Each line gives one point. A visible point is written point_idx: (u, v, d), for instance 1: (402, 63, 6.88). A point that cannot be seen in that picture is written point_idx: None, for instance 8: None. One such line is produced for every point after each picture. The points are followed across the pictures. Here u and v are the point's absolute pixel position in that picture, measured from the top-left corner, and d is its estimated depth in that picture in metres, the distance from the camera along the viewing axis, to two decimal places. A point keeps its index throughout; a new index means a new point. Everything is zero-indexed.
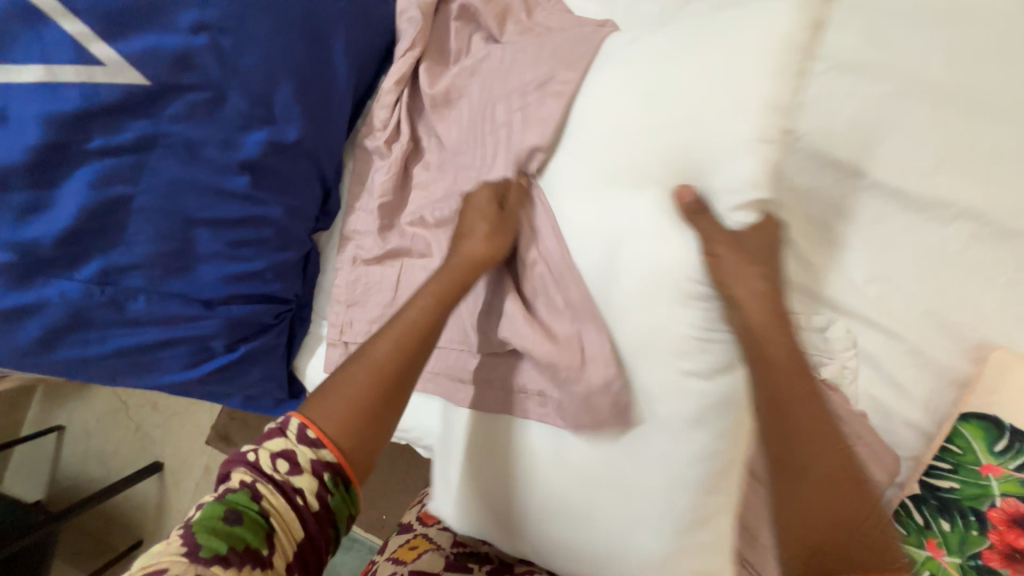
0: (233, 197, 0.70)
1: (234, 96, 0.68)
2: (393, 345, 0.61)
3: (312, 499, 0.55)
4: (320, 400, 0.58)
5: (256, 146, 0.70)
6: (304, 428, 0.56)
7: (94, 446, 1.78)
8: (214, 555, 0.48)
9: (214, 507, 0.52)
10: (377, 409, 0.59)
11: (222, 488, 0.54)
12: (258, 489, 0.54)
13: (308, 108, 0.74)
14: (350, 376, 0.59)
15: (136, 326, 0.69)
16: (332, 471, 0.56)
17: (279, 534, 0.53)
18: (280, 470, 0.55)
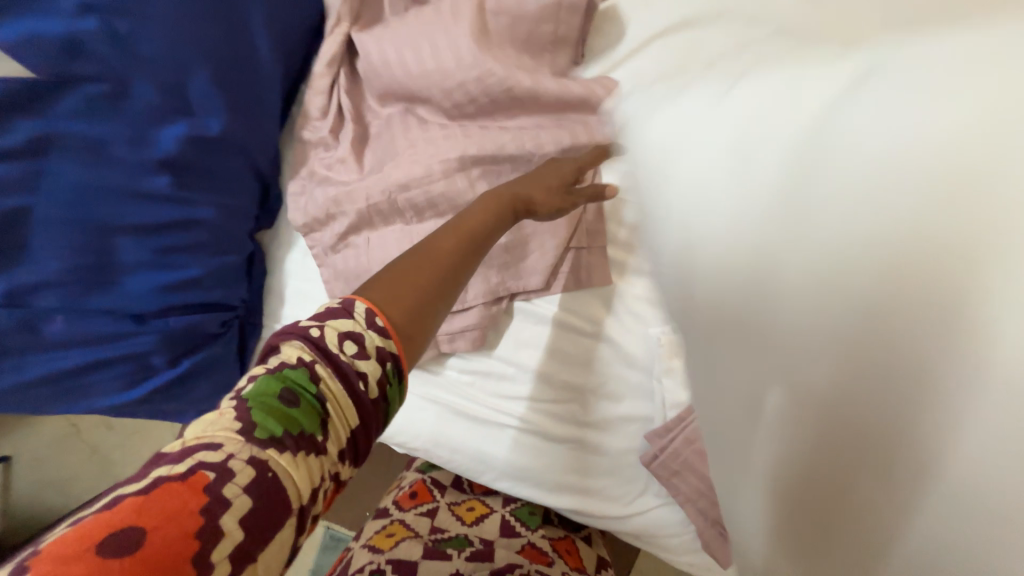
0: (155, 199, 0.64)
1: (140, 87, 0.61)
2: (454, 240, 0.57)
3: (372, 385, 0.44)
4: (383, 287, 0.49)
5: (173, 142, 0.64)
6: (371, 312, 0.46)
7: (47, 474, 1.67)
8: (269, 435, 0.39)
9: (268, 383, 0.41)
10: (442, 294, 0.53)
11: (273, 362, 0.43)
12: (317, 371, 0.42)
13: (231, 95, 0.67)
14: (411, 266, 0.52)
15: (58, 348, 0.63)
16: (393, 362, 0.46)
17: (335, 423, 0.42)
18: (348, 352, 0.44)
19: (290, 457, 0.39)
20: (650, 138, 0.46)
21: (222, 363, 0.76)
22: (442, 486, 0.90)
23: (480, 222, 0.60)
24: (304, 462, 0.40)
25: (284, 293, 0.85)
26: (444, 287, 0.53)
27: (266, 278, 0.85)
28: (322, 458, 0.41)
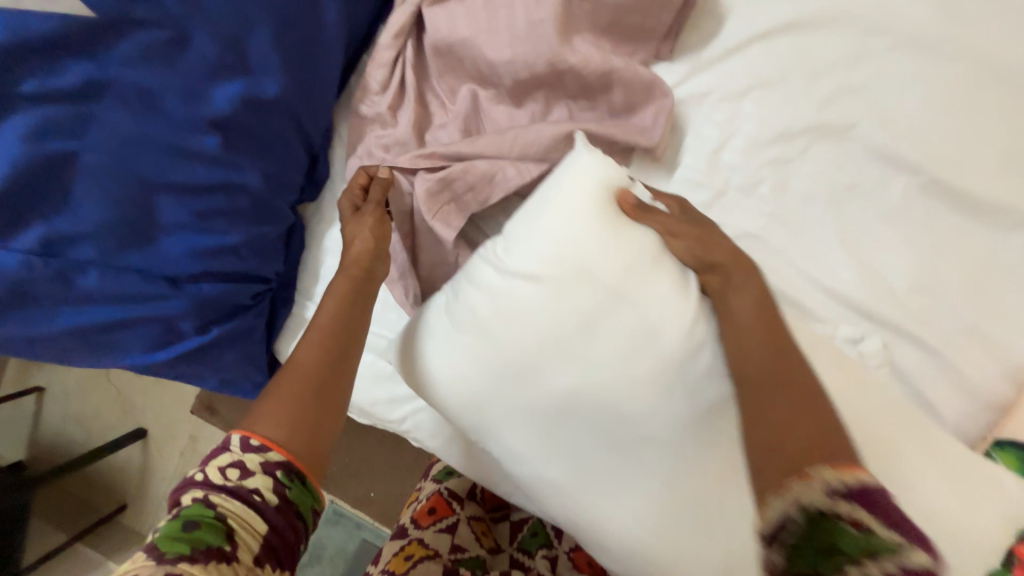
0: (201, 160, 0.61)
1: (199, 38, 0.57)
2: (316, 346, 0.59)
3: (269, 495, 0.49)
4: (262, 410, 0.54)
5: (227, 101, 0.60)
6: (246, 437, 0.51)
7: (74, 408, 1.72)
8: (177, 555, 0.44)
9: (168, 523, 0.46)
10: (314, 403, 0.55)
11: (171, 508, 0.48)
12: (210, 499, 0.48)
13: (290, 56, 0.63)
14: (280, 385, 0.56)
15: (89, 303, 0.61)
16: (286, 468, 0.51)
17: (240, 532, 0.47)
18: (234, 476, 0.49)
19: (202, 566, 0.43)
20: (539, 225, 0.60)
21: (249, 335, 0.76)
22: (460, 497, 0.91)
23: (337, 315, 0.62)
24: (217, 570, 0.44)
25: (319, 271, 0.81)
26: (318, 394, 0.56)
27: (303, 253, 0.82)
28: (236, 564, 0.45)
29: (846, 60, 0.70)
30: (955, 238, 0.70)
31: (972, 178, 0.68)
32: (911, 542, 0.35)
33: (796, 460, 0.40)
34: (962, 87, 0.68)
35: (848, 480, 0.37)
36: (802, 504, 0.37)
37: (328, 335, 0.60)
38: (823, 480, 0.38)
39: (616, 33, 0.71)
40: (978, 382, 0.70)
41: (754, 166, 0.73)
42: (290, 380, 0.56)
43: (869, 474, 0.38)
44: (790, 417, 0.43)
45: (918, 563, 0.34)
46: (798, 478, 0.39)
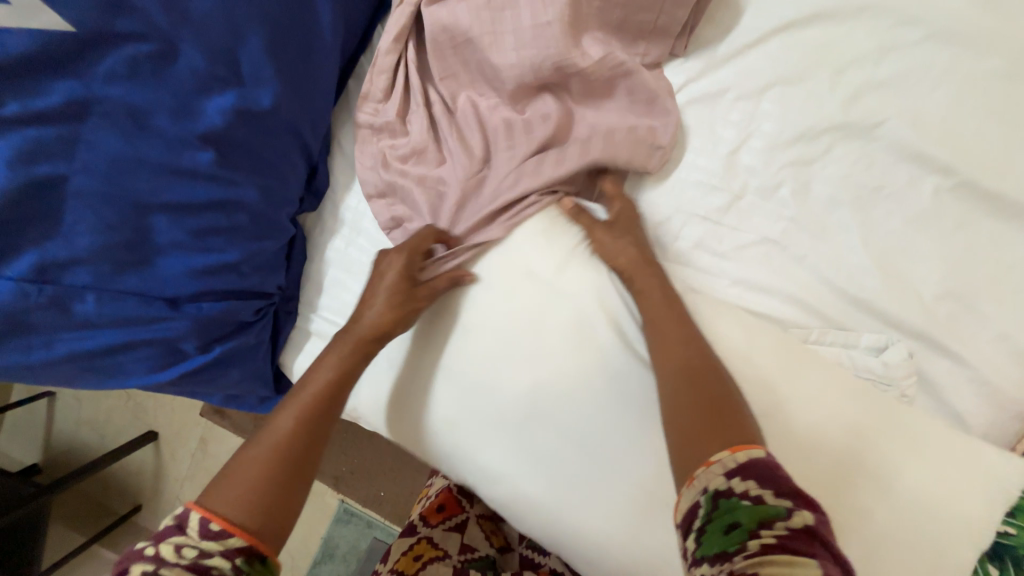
0: (196, 177, 0.58)
1: (188, 50, 0.54)
2: (299, 415, 0.59)
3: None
4: (219, 488, 0.53)
5: (220, 115, 0.57)
6: (206, 518, 0.50)
7: (86, 412, 1.74)
8: None
9: None
10: (286, 479, 0.55)
11: None
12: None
13: (284, 64, 0.60)
14: (253, 457, 0.55)
15: (88, 329, 0.59)
16: (242, 553, 0.49)
17: None
18: (190, 555, 0.48)
19: None
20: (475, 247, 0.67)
21: (253, 351, 0.74)
22: (469, 495, 0.91)
23: (326, 388, 0.60)
24: None
25: (324, 283, 0.80)
26: (287, 469, 0.55)
27: (305, 264, 0.80)
28: None
29: (874, 53, 0.66)
30: (988, 242, 0.66)
31: (1008, 179, 0.64)
32: (799, 505, 0.39)
33: (700, 443, 0.46)
34: (1000, 81, 0.64)
35: (740, 459, 0.43)
36: (705, 485, 0.43)
37: (311, 408, 0.59)
38: (721, 465, 0.43)
39: (628, 30, 0.67)
40: (1010, 392, 0.67)
41: (774, 169, 0.70)
42: (260, 452, 0.56)
43: (760, 450, 0.43)
44: (714, 412, 0.48)
45: (794, 525, 0.38)
46: (700, 467, 0.44)
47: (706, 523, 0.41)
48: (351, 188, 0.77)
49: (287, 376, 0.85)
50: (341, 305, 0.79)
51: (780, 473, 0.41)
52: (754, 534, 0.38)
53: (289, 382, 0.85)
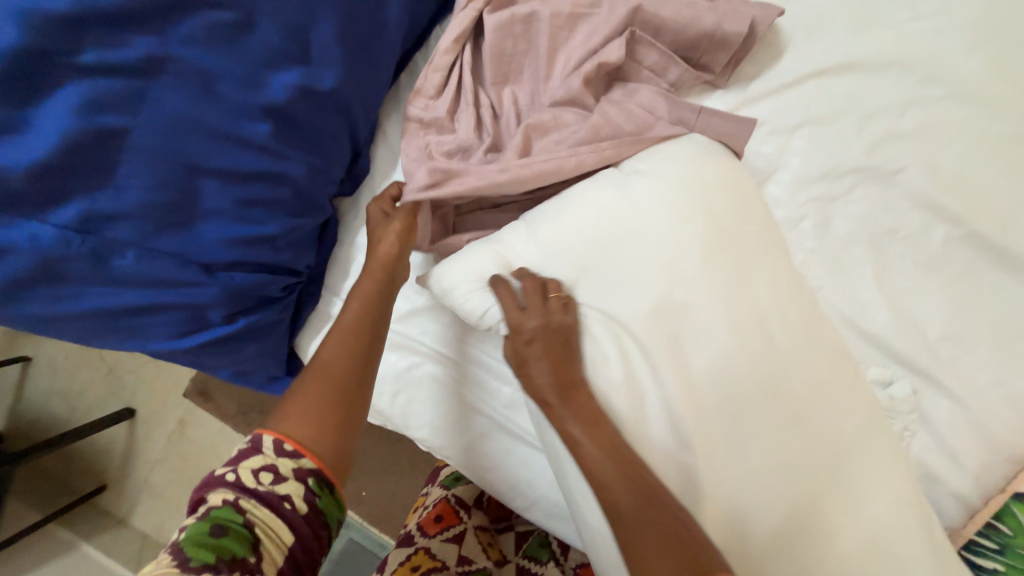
0: (251, 147, 0.59)
1: (265, 24, 0.56)
2: (342, 347, 0.60)
3: (301, 503, 0.50)
4: (287, 412, 0.54)
5: (283, 90, 0.58)
6: (280, 441, 0.51)
7: (60, 383, 1.66)
8: (204, 565, 0.43)
9: (201, 524, 0.45)
10: (343, 402, 0.56)
11: (201, 509, 0.47)
12: (243, 504, 0.48)
13: (350, 50, 0.62)
14: (306, 385, 0.57)
15: (120, 285, 0.59)
16: (316, 476, 0.51)
17: (267, 543, 0.47)
18: (265, 481, 0.49)
19: None
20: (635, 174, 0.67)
21: (274, 328, 0.74)
22: (467, 506, 0.91)
23: (361, 317, 0.63)
24: None
25: (349, 268, 0.80)
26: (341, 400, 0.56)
27: (333, 248, 0.80)
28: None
29: (897, 106, 0.71)
30: (990, 291, 0.71)
31: (1013, 235, 0.69)
32: None
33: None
34: (1010, 144, 0.69)
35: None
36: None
37: (350, 337, 0.61)
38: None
39: (673, 60, 0.72)
40: (1001, 435, 0.71)
41: (798, 202, 0.73)
42: (315, 386, 0.56)
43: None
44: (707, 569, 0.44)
45: None
46: None
47: None
48: (391, 177, 0.79)
49: (299, 358, 0.84)
50: None
51: None
52: None
53: (299, 364, 0.85)
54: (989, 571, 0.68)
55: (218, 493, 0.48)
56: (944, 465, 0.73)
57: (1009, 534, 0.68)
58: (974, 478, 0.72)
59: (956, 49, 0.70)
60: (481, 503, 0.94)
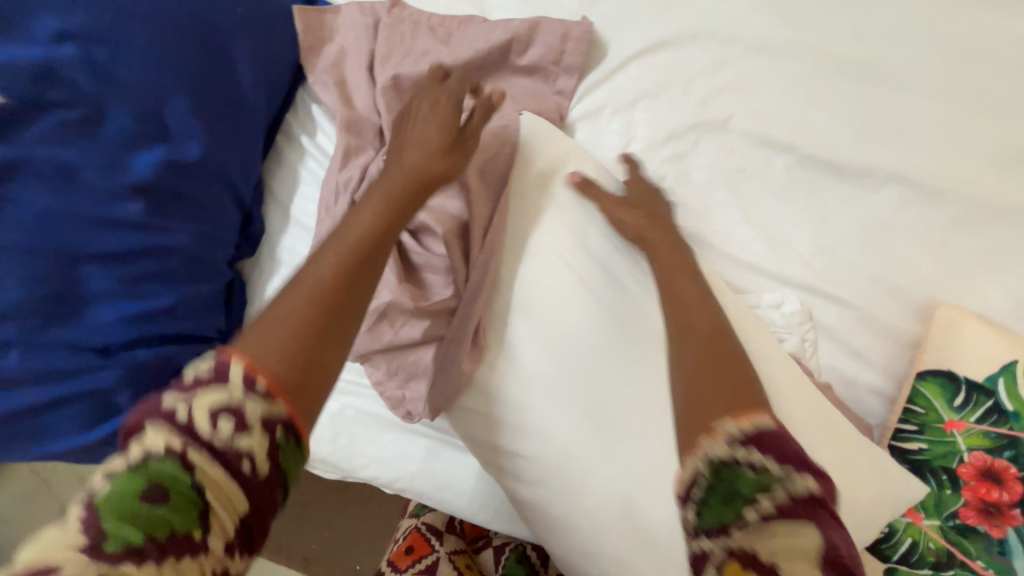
0: (126, 226, 0.62)
1: (115, 112, 0.61)
2: (302, 305, 0.47)
3: (252, 463, 0.39)
4: (253, 333, 0.45)
5: (147, 167, 0.63)
6: (251, 375, 0.42)
7: None
8: (125, 547, 0.35)
9: (128, 481, 0.37)
10: (320, 319, 0.47)
11: (133, 448, 0.39)
12: (190, 460, 0.38)
13: (209, 121, 0.68)
14: (285, 304, 0.47)
15: (14, 387, 0.59)
16: (284, 427, 0.42)
17: (216, 511, 0.38)
18: (219, 427, 0.39)
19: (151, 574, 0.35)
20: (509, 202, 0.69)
21: None
22: (439, 533, 0.89)
23: (306, 314, 0.47)
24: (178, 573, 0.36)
25: None
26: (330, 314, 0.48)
27: (246, 310, 0.82)
28: (202, 559, 0.37)
29: (711, 67, 0.81)
30: (838, 200, 0.80)
31: (839, 149, 0.79)
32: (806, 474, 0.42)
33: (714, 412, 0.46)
34: (811, 76, 0.80)
35: (745, 427, 0.44)
36: (708, 454, 0.44)
37: (307, 302, 0.48)
38: (725, 434, 0.44)
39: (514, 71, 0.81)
40: (891, 323, 0.77)
41: (656, 165, 0.81)
42: (294, 306, 0.47)
43: (766, 418, 0.45)
44: (726, 384, 0.49)
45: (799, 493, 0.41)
46: (706, 437, 0.45)
47: (705, 496, 0.43)
48: (286, 231, 0.82)
49: None
50: None
51: (788, 445, 0.44)
52: (751, 503, 0.41)
53: None
54: (916, 453, 0.70)
55: (154, 431, 0.39)
56: (853, 365, 0.78)
57: (922, 412, 0.71)
58: (882, 370, 0.78)
59: (743, 10, 0.82)
60: (453, 527, 0.92)
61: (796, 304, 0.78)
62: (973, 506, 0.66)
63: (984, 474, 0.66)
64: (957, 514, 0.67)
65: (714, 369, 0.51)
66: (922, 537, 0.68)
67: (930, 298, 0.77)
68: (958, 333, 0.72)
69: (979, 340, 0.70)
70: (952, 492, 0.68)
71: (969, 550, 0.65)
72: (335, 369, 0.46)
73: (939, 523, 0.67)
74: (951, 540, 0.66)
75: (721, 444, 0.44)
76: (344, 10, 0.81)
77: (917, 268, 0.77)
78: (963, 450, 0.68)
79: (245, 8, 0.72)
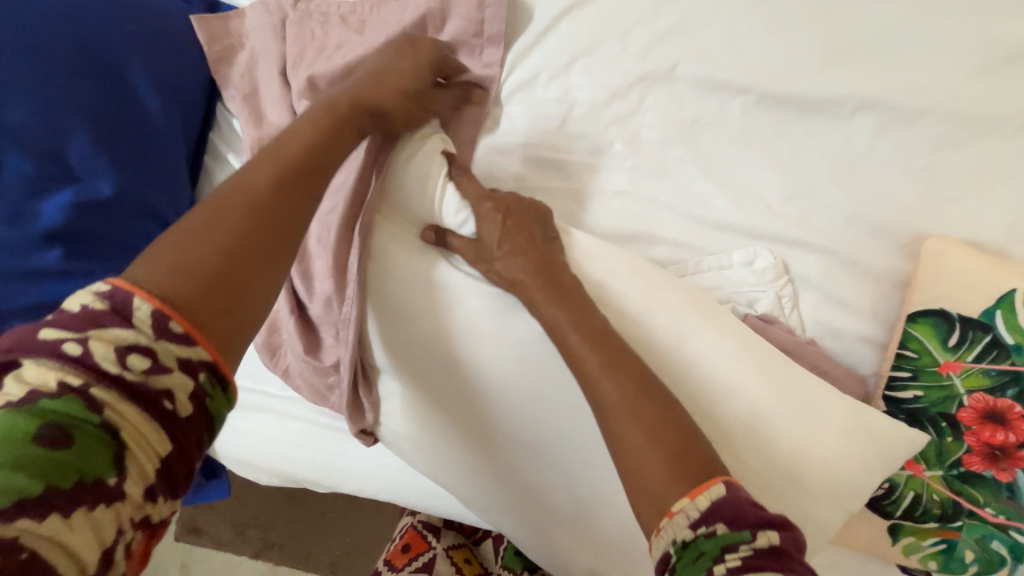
0: (46, 274, 0.61)
1: (14, 161, 0.60)
2: (194, 252, 0.44)
3: (174, 403, 0.39)
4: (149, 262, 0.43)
5: (57, 211, 0.61)
6: (163, 318, 0.40)
7: None
8: (17, 500, 0.33)
9: (18, 422, 0.35)
10: (220, 263, 0.45)
11: (29, 387, 0.36)
12: (97, 396, 0.37)
13: (115, 153, 0.64)
14: (175, 249, 0.44)
15: None
16: (209, 371, 0.42)
17: (133, 454, 0.38)
18: (136, 366, 0.38)
19: (62, 519, 0.34)
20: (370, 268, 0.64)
21: None
22: (435, 529, 0.88)
23: (199, 234, 0.45)
24: (86, 519, 0.35)
25: None
26: (240, 262, 0.46)
27: None
28: (120, 503, 0.37)
29: (648, 12, 0.74)
30: (805, 138, 0.73)
31: (799, 81, 0.71)
32: (765, 526, 0.43)
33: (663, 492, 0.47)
34: (759, 5, 0.72)
35: (702, 504, 0.45)
36: (673, 536, 0.45)
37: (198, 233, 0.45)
38: (684, 515, 0.45)
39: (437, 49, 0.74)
40: (876, 264, 0.71)
41: (601, 129, 0.76)
42: (201, 244, 0.45)
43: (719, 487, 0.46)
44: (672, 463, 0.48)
45: (760, 545, 0.42)
46: (664, 517, 0.46)
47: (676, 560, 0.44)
48: None
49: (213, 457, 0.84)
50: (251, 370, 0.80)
51: (747, 506, 0.44)
52: (718, 560, 0.42)
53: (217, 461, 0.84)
54: (911, 401, 0.65)
55: (45, 367, 0.37)
56: (839, 314, 0.73)
57: (915, 357, 0.66)
58: (871, 316, 0.72)
59: None
60: (450, 522, 0.91)
61: (768, 259, 0.72)
62: (977, 452, 0.61)
63: (986, 417, 0.61)
64: (960, 462, 0.62)
65: (658, 439, 0.49)
66: (925, 489, 0.63)
67: (917, 231, 0.70)
68: (948, 266, 0.65)
69: (972, 270, 0.64)
70: (954, 440, 0.62)
71: (975, 497, 0.61)
72: (242, 306, 0.45)
73: (942, 473, 0.63)
74: (956, 490, 0.62)
75: (680, 525, 0.45)
76: (250, 12, 0.76)
77: (899, 200, 0.71)
78: (962, 393, 0.62)
79: (136, 27, 0.68)
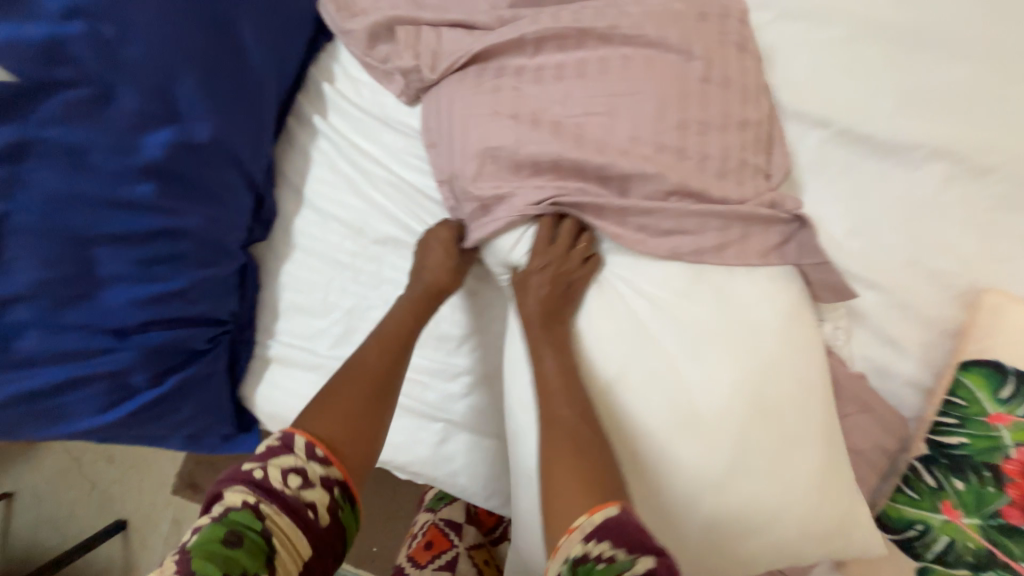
0: (137, 209, 0.62)
1: (124, 93, 0.60)
2: (355, 383, 0.64)
3: (323, 512, 0.56)
4: (319, 412, 0.62)
5: (158, 148, 0.62)
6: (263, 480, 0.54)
7: (46, 511, 1.60)
8: None
9: (214, 529, 0.50)
10: (370, 406, 0.64)
11: (218, 508, 0.52)
12: (260, 510, 0.53)
13: (218, 101, 0.66)
14: (341, 381, 0.65)
15: (32, 367, 0.60)
16: (340, 488, 0.58)
17: (279, 553, 0.51)
18: (292, 485, 0.55)
19: None
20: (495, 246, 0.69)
21: (209, 383, 0.74)
22: (457, 527, 0.89)
23: (381, 360, 0.67)
24: None
25: (277, 306, 0.82)
26: (381, 404, 0.64)
27: (259, 292, 0.82)
28: None
29: None
30: (875, 179, 0.74)
31: (877, 123, 0.73)
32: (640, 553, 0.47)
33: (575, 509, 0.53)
34: (846, 45, 0.74)
35: (595, 521, 0.51)
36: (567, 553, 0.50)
37: (368, 378, 0.65)
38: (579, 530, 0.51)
39: (539, 15, 0.72)
40: (931, 310, 0.73)
41: None
42: (343, 400, 0.63)
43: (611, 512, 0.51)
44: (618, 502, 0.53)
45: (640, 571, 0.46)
46: (566, 534, 0.51)
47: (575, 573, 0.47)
48: (299, 215, 0.82)
49: (250, 411, 0.84)
50: (299, 327, 0.81)
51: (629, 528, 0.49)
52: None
53: (251, 416, 0.84)
54: (955, 447, 0.66)
55: (234, 493, 0.53)
56: (889, 354, 0.74)
57: (964, 405, 0.66)
58: (919, 360, 0.73)
59: None
60: (473, 517, 0.91)
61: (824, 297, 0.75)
62: (1017, 504, 0.62)
63: None
64: (999, 512, 0.62)
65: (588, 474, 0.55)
66: (960, 536, 0.64)
67: (975, 284, 0.71)
68: (1005, 320, 0.66)
69: None
70: (995, 490, 0.63)
71: (1011, 550, 0.61)
72: (391, 391, 0.66)
73: (980, 522, 0.63)
74: (994, 540, 0.62)
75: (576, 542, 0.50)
76: None
77: (962, 252, 0.72)
78: (1009, 445, 0.63)
79: None
